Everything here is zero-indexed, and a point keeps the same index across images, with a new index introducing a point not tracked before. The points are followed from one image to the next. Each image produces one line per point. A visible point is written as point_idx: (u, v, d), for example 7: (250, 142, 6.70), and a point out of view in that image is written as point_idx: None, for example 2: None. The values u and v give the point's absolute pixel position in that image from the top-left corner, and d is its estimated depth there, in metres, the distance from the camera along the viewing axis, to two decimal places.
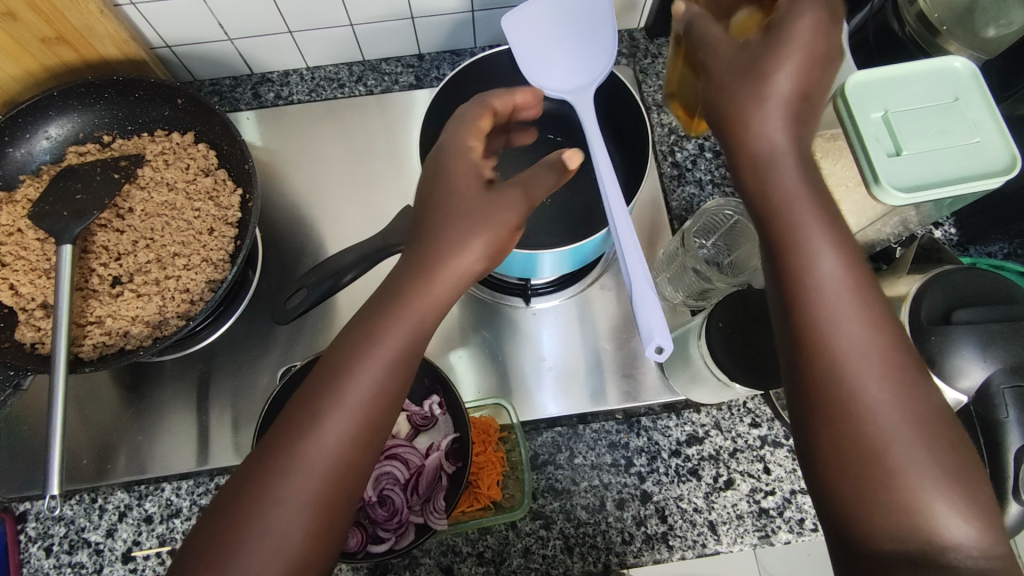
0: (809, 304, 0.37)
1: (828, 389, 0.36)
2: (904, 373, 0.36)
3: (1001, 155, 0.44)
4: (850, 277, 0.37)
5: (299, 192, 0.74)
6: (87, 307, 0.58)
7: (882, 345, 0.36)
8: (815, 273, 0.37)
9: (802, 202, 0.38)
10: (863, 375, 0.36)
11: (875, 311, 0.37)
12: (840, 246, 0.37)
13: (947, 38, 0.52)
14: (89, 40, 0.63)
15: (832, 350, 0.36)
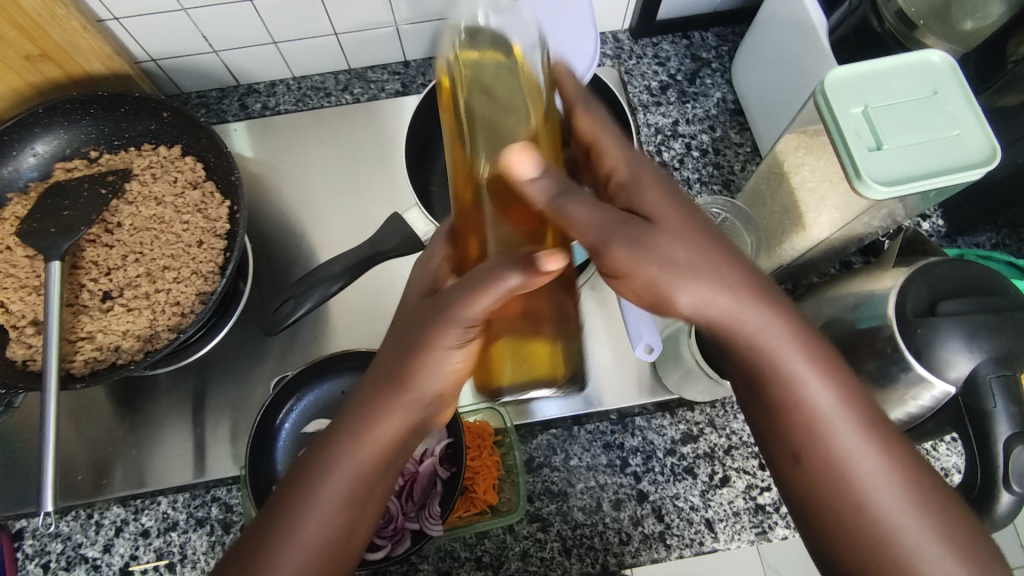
0: (806, 433, 0.35)
1: (842, 508, 0.35)
2: (911, 476, 0.35)
3: (980, 148, 0.44)
4: (844, 397, 0.36)
5: (288, 202, 0.74)
6: (77, 323, 0.58)
7: (885, 456, 0.35)
8: (808, 402, 0.35)
9: (776, 323, 0.36)
10: (874, 490, 0.35)
11: (871, 422, 0.36)
12: (825, 367, 0.36)
13: (924, 32, 0.52)
14: (73, 56, 0.63)
15: (839, 468, 0.35)
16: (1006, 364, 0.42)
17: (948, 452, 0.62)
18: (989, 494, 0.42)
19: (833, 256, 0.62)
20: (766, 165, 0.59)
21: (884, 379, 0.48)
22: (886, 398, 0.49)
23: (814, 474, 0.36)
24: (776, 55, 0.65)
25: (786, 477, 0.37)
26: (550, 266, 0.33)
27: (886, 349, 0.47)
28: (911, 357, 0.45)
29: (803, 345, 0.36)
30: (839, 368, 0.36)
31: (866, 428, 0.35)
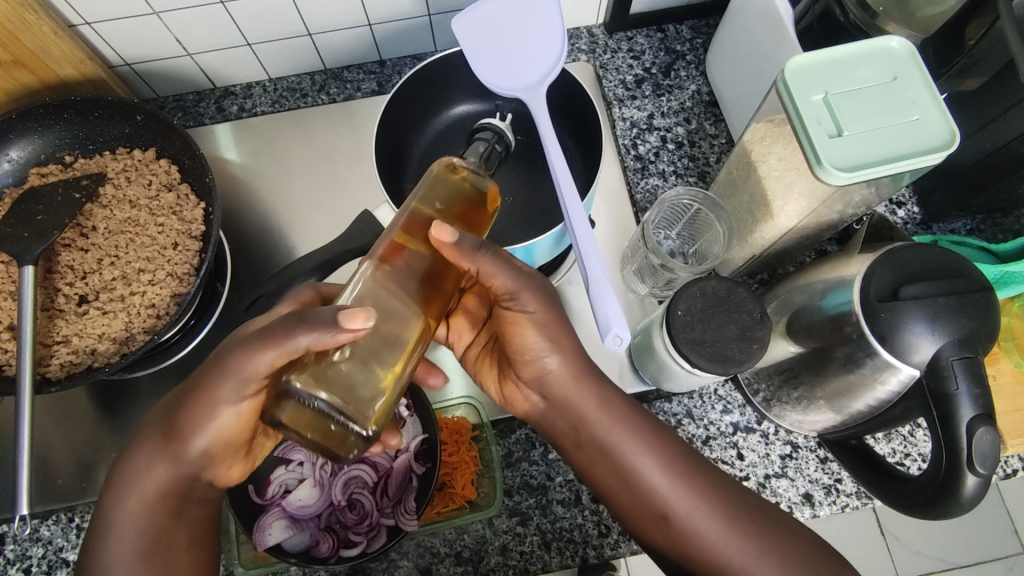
0: (650, 505, 0.46)
1: (698, 558, 0.44)
2: (738, 517, 0.44)
3: (940, 132, 0.45)
4: (667, 467, 0.46)
5: (266, 203, 0.74)
6: (53, 327, 0.58)
7: (713, 507, 0.45)
8: (645, 477, 0.46)
9: (602, 415, 0.47)
10: (720, 542, 0.43)
11: (693, 480, 0.46)
12: (647, 442, 0.47)
13: (885, 19, 0.53)
14: (45, 61, 0.63)
15: (685, 524, 0.44)
16: (968, 346, 0.43)
17: (924, 438, 0.62)
18: (955, 477, 0.43)
19: (805, 244, 0.62)
20: (736, 155, 0.59)
21: (852, 365, 0.49)
22: (856, 382, 0.49)
23: (670, 532, 0.45)
24: (746, 45, 0.65)
25: (655, 541, 0.46)
26: (351, 324, 0.38)
27: (854, 334, 0.47)
28: (876, 342, 0.45)
29: (628, 426, 0.47)
30: (657, 443, 0.47)
31: (687, 484, 0.45)
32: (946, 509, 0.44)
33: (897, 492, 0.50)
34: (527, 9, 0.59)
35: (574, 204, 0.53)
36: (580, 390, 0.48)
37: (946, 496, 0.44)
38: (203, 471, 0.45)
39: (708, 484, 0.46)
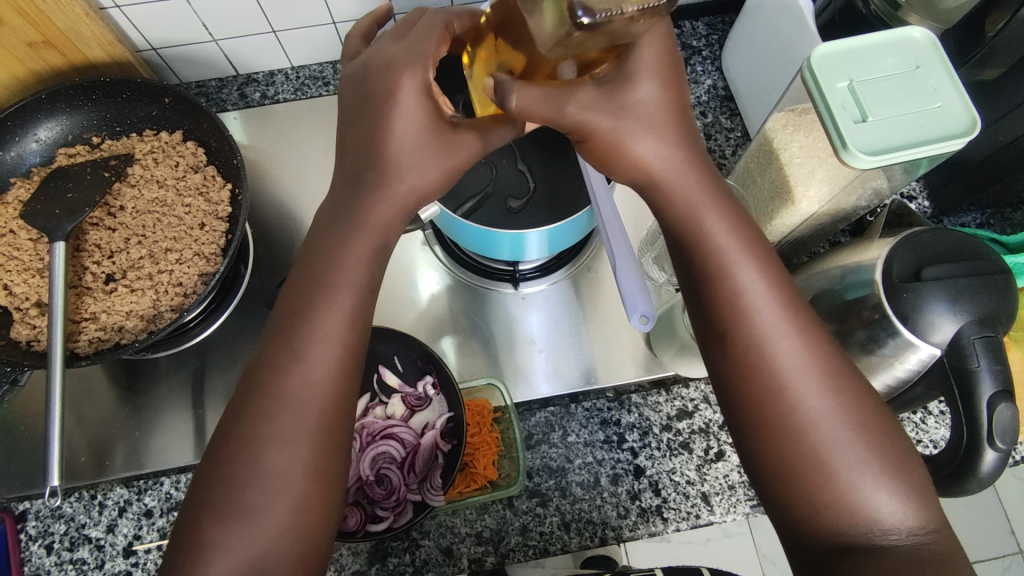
0: (766, 376, 0.40)
1: (767, 403, 0.40)
2: (825, 356, 0.41)
3: (962, 119, 0.46)
4: (771, 286, 0.42)
5: (287, 190, 0.75)
6: (81, 304, 0.58)
7: (799, 337, 0.41)
8: (739, 284, 0.42)
9: (734, 220, 0.43)
10: (792, 371, 0.40)
11: (792, 309, 0.41)
12: (760, 261, 0.42)
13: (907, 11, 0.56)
14: (75, 42, 0.64)
15: (762, 345, 0.41)
16: (988, 326, 0.44)
17: (936, 424, 0.63)
18: (974, 453, 0.44)
19: (822, 234, 0.63)
20: (756, 143, 0.61)
21: (872, 347, 0.50)
22: (874, 363, 0.50)
23: (756, 372, 0.40)
24: (765, 40, 0.66)
25: (726, 377, 0.42)
26: None
27: (874, 317, 0.48)
28: (899, 322, 0.46)
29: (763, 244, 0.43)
30: (765, 253, 0.43)
31: (785, 308, 0.41)
32: (964, 485, 0.46)
33: None
34: None
35: (602, 191, 0.53)
36: (723, 220, 0.43)
37: (966, 473, 0.45)
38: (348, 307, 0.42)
39: (832, 361, 0.41)
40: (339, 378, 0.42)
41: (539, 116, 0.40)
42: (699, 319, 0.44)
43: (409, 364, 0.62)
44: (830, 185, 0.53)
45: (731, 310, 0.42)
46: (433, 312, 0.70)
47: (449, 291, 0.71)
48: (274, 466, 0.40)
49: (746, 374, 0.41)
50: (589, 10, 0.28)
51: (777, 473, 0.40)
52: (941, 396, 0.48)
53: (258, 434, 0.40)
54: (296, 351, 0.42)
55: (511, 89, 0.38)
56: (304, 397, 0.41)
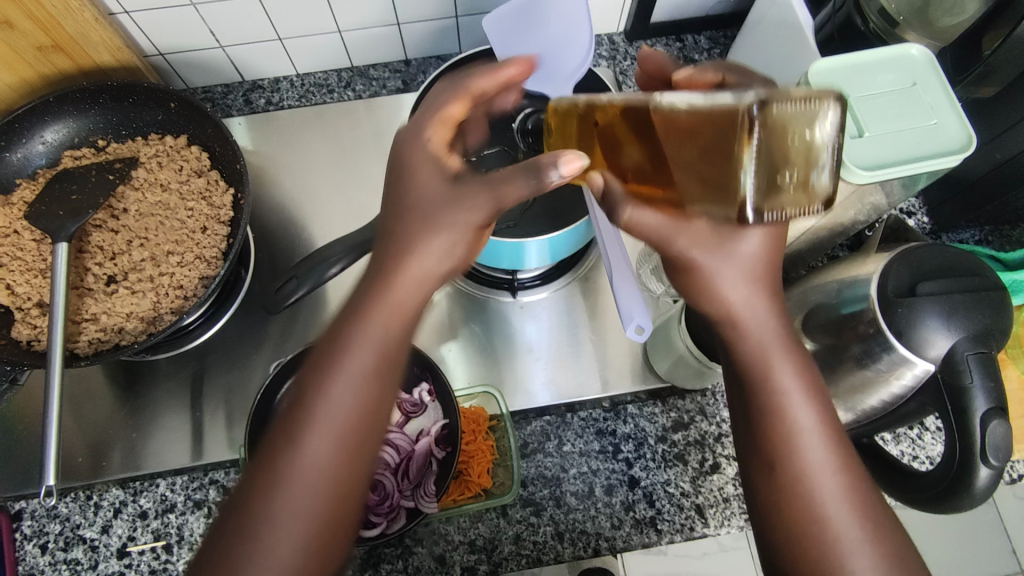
0: (806, 511, 0.40)
1: (806, 537, 0.40)
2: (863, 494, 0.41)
3: (957, 136, 0.46)
4: (826, 424, 0.41)
5: (290, 196, 0.76)
6: (82, 305, 0.59)
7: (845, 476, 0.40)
8: (795, 418, 0.41)
9: None
10: (834, 508, 0.40)
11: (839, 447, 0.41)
12: (811, 391, 0.41)
13: (906, 28, 0.55)
14: (84, 47, 0.65)
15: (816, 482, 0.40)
16: (982, 342, 0.44)
17: (932, 441, 0.63)
18: (968, 470, 0.44)
19: (820, 248, 0.64)
20: None
21: (867, 361, 0.50)
22: (869, 378, 0.50)
23: (799, 506, 0.40)
24: (765, 54, 0.66)
25: (765, 503, 0.41)
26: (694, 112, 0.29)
27: (869, 331, 0.48)
28: (893, 337, 0.46)
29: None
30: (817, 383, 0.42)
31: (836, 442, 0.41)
32: (958, 502, 0.46)
33: (904, 488, 0.50)
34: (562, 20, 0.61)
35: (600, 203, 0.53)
36: (781, 346, 0.41)
37: (959, 489, 0.45)
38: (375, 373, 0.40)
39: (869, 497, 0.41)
40: (336, 469, 0.36)
41: (644, 236, 0.39)
42: (743, 442, 0.43)
43: (406, 371, 0.62)
44: (828, 199, 0.54)
45: (779, 443, 0.40)
46: (431, 319, 0.70)
47: (445, 298, 0.71)
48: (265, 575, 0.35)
49: (788, 508, 0.40)
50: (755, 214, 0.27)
51: None
52: (934, 412, 0.48)
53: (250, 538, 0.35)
54: (296, 444, 0.36)
55: (624, 201, 0.38)
56: (295, 496, 0.36)
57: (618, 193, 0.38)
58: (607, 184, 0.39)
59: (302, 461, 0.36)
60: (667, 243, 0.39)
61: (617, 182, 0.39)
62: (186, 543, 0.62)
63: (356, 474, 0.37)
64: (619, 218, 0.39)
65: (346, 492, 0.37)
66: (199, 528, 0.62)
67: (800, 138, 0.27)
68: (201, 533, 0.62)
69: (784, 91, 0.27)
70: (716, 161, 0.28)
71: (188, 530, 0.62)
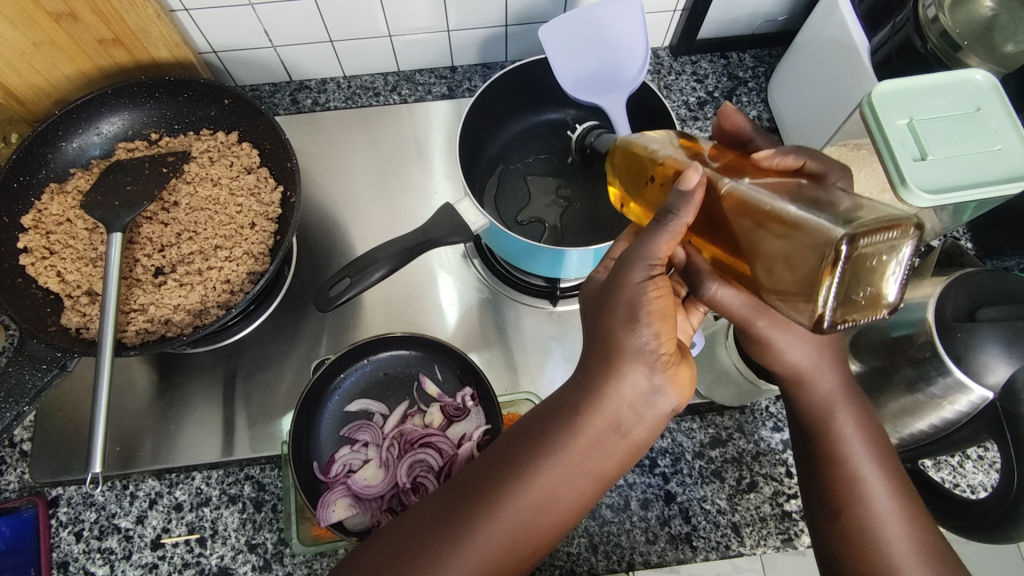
0: (862, 527, 0.44)
1: (862, 550, 0.44)
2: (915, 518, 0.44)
3: (1021, 162, 0.46)
4: (885, 472, 0.45)
5: (332, 196, 0.76)
6: (131, 295, 0.60)
7: (902, 505, 0.44)
8: (859, 466, 0.45)
9: None
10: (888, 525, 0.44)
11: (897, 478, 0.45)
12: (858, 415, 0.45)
13: (969, 53, 0.53)
14: (143, 42, 0.66)
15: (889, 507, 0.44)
16: None
17: (974, 469, 0.63)
18: None
19: None
20: None
21: (921, 384, 0.49)
22: (921, 402, 0.50)
23: (856, 524, 0.44)
24: (816, 74, 0.67)
25: (826, 523, 0.46)
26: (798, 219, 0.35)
27: (923, 355, 0.48)
28: (951, 361, 0.46)
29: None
30: (874, 424, 0.46)
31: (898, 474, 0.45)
32: (1012, 530, 0.45)
33: (959, 517, 0.51)
34: (616, 50, 0.63)
35: None
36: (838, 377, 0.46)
37: (1014, 517, 0.44)
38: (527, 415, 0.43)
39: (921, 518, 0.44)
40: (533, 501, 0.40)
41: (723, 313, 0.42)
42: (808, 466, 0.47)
43: (447, 375, 0.62)
44: None
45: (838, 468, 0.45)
46: (469, 324, 0.70)
47: (485, 304, 0.71)
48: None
49: (851, 528, 0.44)
50: (834, 328, 0.31)
51: None
52: (990, 439, 0.47)
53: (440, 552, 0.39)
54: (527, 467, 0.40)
55: (709, 278, 0.40)
56: (492, 514, 0.40)
57: (707, 273, 0.40)
58: (694, 262, 0.41)
59: (525, 487, 0.40)
60: (744, 317, 0.42)
61: (702, 260, 0.41)
62: (220, 538, 0.61)
63: (558, 515, 0.41)
64: (703, 292, 0.40)
65: (530, 520, 0.40)
66: (234, 524, 0.62)
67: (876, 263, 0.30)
68: (235, 528, 0.62)
69: (871, 221, 0.29)
70: (790, 266, 0.31)
71: (221, 524, 0.62)
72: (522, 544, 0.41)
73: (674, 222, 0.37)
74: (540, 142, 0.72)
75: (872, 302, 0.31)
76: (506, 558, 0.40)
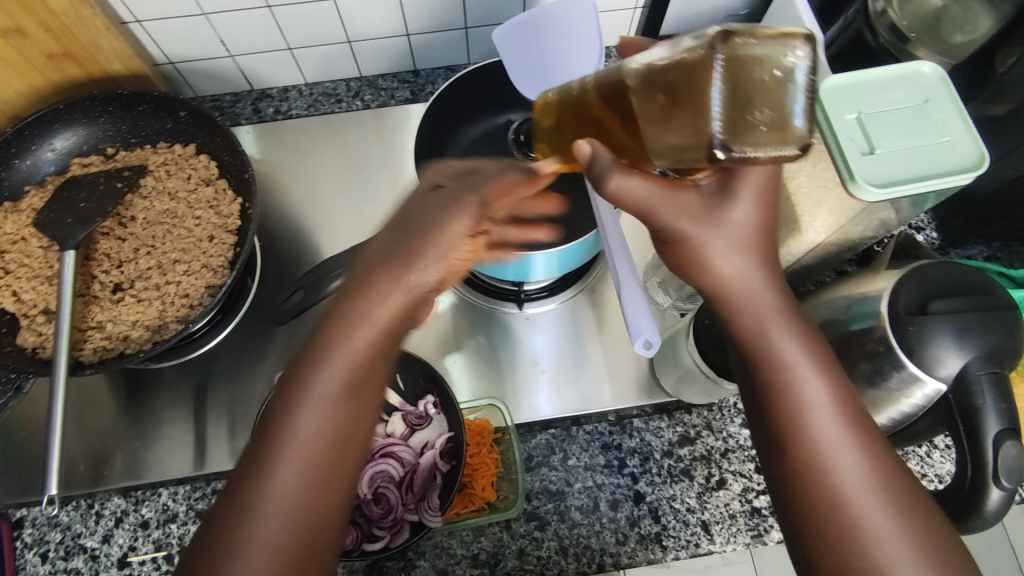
0: (813, 462, 0.40)
1: (815, 490, 0.40)
2: (892, 479, 0.39)
3: (970, 153, 0.46)
4: (836, 399, 0.41)
5: (296, 204, 0.76)
6: (88, 313, 0.59)
7: (872, 468, 0.39)
8: (813, 425, 0.40)
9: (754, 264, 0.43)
10: (840, 460, 0.39)
11: (863, 433, 0.40)
12: (812, 351, 0.41)
13: (918, 44, 0.55)
14: (95, 56, 0.65)
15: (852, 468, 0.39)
16: (994, 361, 0.44)
17: (941, 459, 0.63)
18: (980, 490, 0.43)
19: (829, 262, 0.63)
20: None
21: (877, 379, 0.49)
22: (879, 396, 0.50)
23: (807, 463, 0.40)
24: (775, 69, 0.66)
25: (776, 467, 0.42)
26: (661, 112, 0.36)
27: (879, 349, 0.48)
28: (903, 355, 0.46)
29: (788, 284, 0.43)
30: (841, 383, 0.41)
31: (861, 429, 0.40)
32: (969, 522, 0.45)
33: None
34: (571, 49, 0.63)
35: (609, 217, 0.53)
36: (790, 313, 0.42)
37: (970, 509, 0.44)
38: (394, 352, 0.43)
39: (878, 450, 0.40)
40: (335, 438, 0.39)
41: (625, 205, 0.41)
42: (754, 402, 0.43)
43: (410, 383, 0.62)
44: (838, 215, 0.53)
45: (781, 399, 0.41)
46: (437, 330, 0.70)
47: (453, 309, 0.71)
48: (259, 534, 0.37)
49: (805, 468, 0.40)
50: (727, 151, 0.30)
51: (827, 560, 0.39)
52: (946, 431, 0.47)
53: (252, 499, 0.38)
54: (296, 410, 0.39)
55: (612, 168, 0.39)
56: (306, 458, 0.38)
57: (606, 162, 0.39)
58: (594, 151, 0.40)
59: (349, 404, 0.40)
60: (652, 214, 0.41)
61: (605, 152, 0.40)
62: None
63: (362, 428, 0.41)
64: (607, 185, 0.40)
65: (342, 460, 0.39)
66: None
67: (767, 75, 0.31)
68: None
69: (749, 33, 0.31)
70: (679, 109, 0.32)
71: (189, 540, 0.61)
72: (346, 485, 0.39)
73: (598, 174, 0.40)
74: (502, 145, 0.72)
75: (776, 132, 0.31)
76: (327, 503, 0.39)
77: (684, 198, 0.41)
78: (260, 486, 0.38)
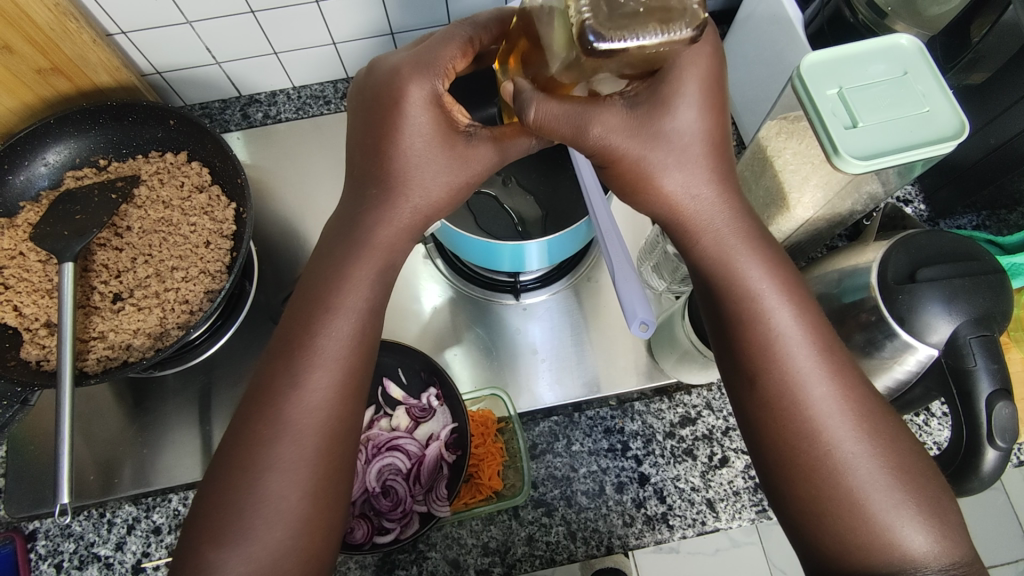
0: (775, 386, 0.43)
1: (778, 408, 0.43)
2: (863, 404, 0.43)
3: (950, 123, 0.47)
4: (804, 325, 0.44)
5: (290, 208, 0.76)
6: (89, 324, 0.59)
7: (845, 401, 0.42)
8: (787, 361, 0.43)
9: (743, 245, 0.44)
10: (805, 379, 0.43)
11: (837, 362, 0.43)
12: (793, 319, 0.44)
13: (893, 19, 0.56)
14: (82, 69, 0.66)
15: (794, 389, 0.43)
16: (983, 325, 0.45)
17: (939, 426, 0.63)
18: (975, 452, 0.44)
19: (821, 239, 0.64)
20: (751, 150, 0.62)
21: (872, 349, 0.50)
22: (874, 365, 0.51)
23: (769, 388, 0.43)
24: (756, 51, 0.67)
25: (742, 394, 0.45)
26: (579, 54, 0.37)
27: (872, 319, 0.49)
28: (895, 323, 0.47)
29: (771, 269, 0.45)
30: (804, 309, 0.45)
31: (827, 357, 0.43)
32: (966, 484, 0.46)
33: None
34: None
35: (599, 201, 0.53)
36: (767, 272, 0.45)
37: (967, 471, 0.45)
38: (369, 312, 0.46)
39: (842, 373, 0.43)
40: (338, 394, 0.44)
41: (555, 133, 0.41)
42: (721, 338, 0.47)
43: (412, 377, 0.63)
44: (824, 189, 0.54)
45: (756, 330, 0.44)
46: (435, 325, 0.71)
47: (450, 303, 0.72)
48: (273, 488, 0.41)
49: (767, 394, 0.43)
50: (602, 37, 0.30)
51: (792, 481, 0.42)
52: (940, 396, 0.48)
53: (259, 458, 0.41)
54: (294, 377, 0.43)
55: (532, 99, 0.39)
56: (303, 414, 0.43)
57: (529, 91, 0.39)
58: (517, 83, 0.40)
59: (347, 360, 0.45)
60: (582, 133, 0.41)
61: (527, 83, 0.40)
62: None
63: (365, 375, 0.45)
64: (528, 115, 0.40)
65: (339, 419, 0.44)
66: None
67: None
68: None
69: None
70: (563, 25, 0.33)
71: None
72: (342, 439, 0.44)
73: (521, 102, 0.40)
74: None
75: (656, 12, 0.31)
76: (329, 458, 0.43)
77: (608, 113, 0.42)
78: (265, 447, 0.42)
